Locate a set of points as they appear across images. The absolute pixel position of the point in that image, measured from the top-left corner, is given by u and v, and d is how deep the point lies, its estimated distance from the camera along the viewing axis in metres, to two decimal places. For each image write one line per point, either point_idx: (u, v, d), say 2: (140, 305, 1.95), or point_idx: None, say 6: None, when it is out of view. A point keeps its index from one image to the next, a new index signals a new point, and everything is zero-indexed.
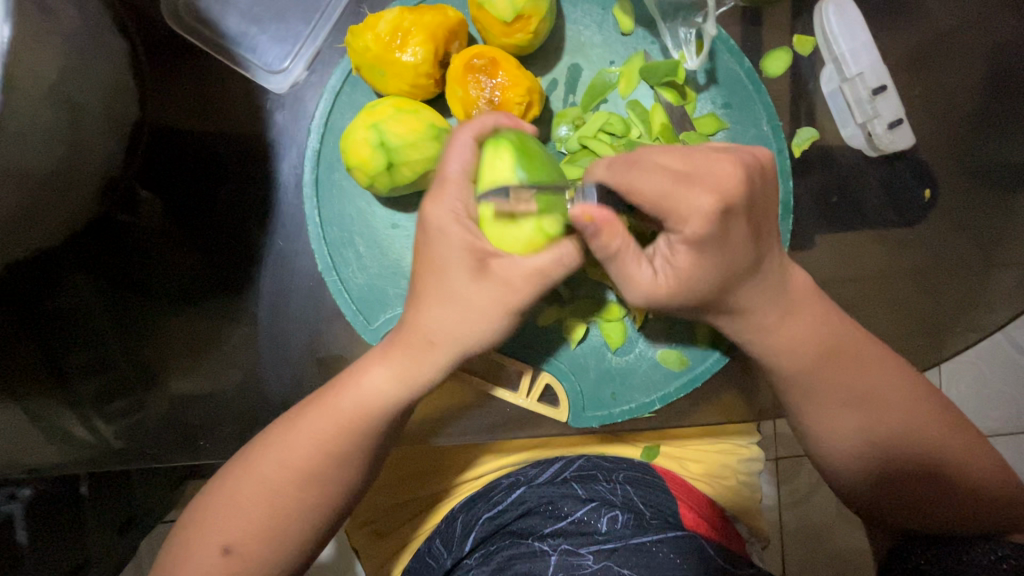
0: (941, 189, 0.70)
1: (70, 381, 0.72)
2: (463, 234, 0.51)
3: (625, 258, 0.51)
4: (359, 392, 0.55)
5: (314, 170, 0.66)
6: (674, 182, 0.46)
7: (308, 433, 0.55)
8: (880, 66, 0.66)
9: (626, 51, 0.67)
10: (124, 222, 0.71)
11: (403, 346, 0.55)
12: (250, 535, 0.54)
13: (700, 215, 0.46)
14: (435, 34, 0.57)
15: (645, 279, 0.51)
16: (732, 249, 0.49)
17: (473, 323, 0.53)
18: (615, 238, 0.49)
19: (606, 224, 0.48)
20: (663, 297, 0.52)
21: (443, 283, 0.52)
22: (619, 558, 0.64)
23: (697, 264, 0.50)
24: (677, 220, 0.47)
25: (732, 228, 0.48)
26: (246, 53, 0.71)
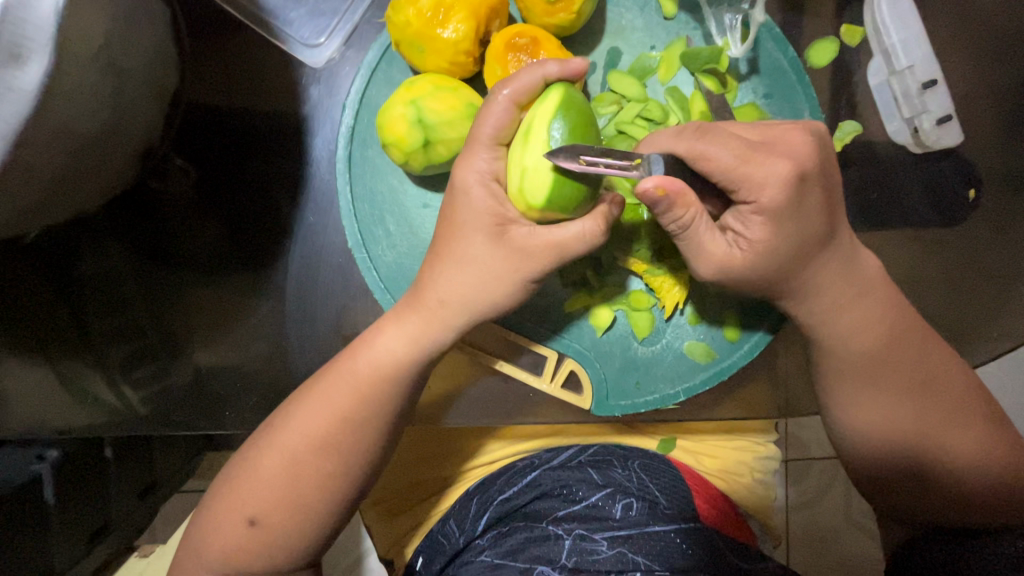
0: (986, 189, 0.68)
1: (100, 346, 0.73)
2: (488, 201, 0.51)
3: (696, 229, 0.48)
4: (373, 352, 0.56)
5: (347, 146, 0.66)
6: (747, 155, 0.46)
7: (320, 396, 0.56)
8: (932, 59, 0.64)
9: (668, 36, 0.65)
10: (155, 189, 0.72)
11: (418, 307, 0.56)
12: (272, 506, 0.55)
13: (775, 180, 0.46)
14: (477, 11, 0.56)
15: (718, 250, 0.50)
16: (806, 217, 0.49)
17: (486, 282, 0.53)
18: (686, 210, 0.46)
19: (679, 196, 0.45)
20: (736, 267, 0.50)
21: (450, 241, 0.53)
22: (633, 546, 0.67)
23: (771, 251, 0.49)
24: (751, 188, 0.46)
25: (807, 193, 0.47)
26: (283, 26, 0.70)
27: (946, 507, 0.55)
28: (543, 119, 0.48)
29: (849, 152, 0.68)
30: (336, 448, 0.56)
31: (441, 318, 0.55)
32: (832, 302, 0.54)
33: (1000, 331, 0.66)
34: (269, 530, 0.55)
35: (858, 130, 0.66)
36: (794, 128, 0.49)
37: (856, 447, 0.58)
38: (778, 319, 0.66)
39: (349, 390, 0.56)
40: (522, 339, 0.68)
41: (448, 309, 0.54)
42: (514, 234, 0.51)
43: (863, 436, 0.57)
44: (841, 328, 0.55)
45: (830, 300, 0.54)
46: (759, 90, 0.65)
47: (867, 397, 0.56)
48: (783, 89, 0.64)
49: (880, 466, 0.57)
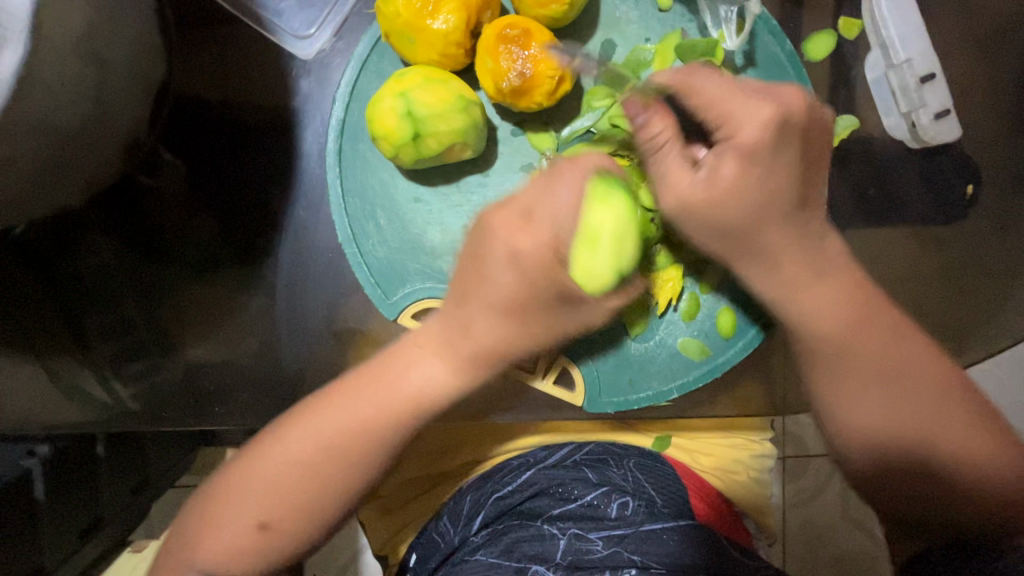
0: (984, 185, 0.67)
1: (90, 342, 0.73)
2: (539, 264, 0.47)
3: (668, 155, 0.49)
4: (414, 386, 0.54)
5: (338, 140, 0.65)
6: (731, 92, 0.47)
7: (339, 412, 0.55)
8: (930, 52, 0.63)
9: (663, 28, 0.64)
10: (146, 184, 0.71)
11: (468, 353, 0.52)
12: (281, 511, 0.55)
13: (756, 120, 0.46)
14: (468, 2, 0.55)
15: (685, 181, 0.49)
16: (779, 170, 0.48)
17: (541, 336, 0.52)
18: (662, 125, 0.48)
19: (656, 110, 0.48)
20: (696, 204, 0.49)
21: (517, 308, 0.49)
22: (629, 545, 0.66)
23: (740, 195, 0.48)
24: (732, 125, 0.47)
25: (784, 150, 0.47)
26: (272, 17, 0.69)
27: (940, 510, 0.53)
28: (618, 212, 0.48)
29: (846, 148, 0.67)
30: (336, 453, 0.55)
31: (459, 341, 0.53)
32: (825, 299, 0.53)
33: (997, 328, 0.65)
34: (268, 530, 0.55)
35: (853, 126, 0.64)
36: (779, 87, 0.50)
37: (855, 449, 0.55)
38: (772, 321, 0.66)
39: (379, 413, 0.54)
40: None
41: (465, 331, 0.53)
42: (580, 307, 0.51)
43: (859, 433, 0.54)
44: (837, 326, 0.54)
45: (823, 299, 0.53)
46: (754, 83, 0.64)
47: (860, 401, 0.55)
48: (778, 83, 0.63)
49: (871, 465, 0.55)
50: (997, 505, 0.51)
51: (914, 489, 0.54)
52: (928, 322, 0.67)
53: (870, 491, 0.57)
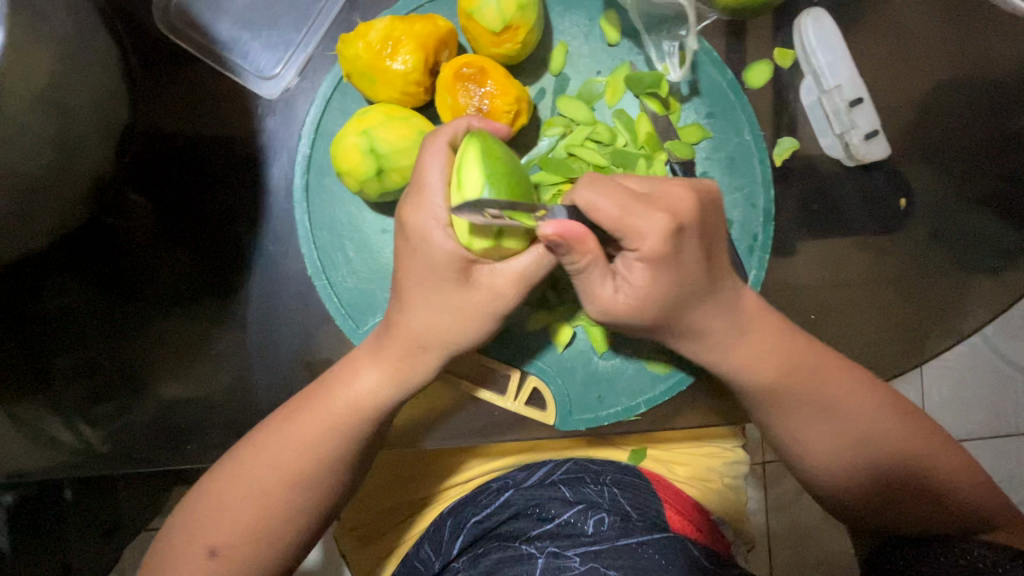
0: (918, 197, 0.71)
1: (56, 384, 0.71)
2: (444, 244, 0.52)
3: (590, 272, 0.50)
4: (352, 397, 0.57)
5: (304, 175, 0.67)
6: (629, 204, 0.47)
7: (290, 438, 0.56)
8: (857, 79, 0.69)
9: (613, 60, 0.68)
10: (112, 225, 0.71)
11: (393, 347, 0.56)
12: (238, 538, 0.55)
13: (656, 231, 0.47)
14: (425, 44, 0.58)
15: (603, 296, 0.52)
16: (686, 266, 0.50)
17: (460, 326, 0.55)
18: (584, 255, 0.48)
19: (580, 240, 0.47)
20: (619, 312, 0.52)
21: (427, 287, 0.54)
22: (604, 560, 0.66)
23: (653, 300, 0.51)
24: (635, 237, 0.47)
25: (684, 247, 0.49)
26: (237, 59, 0.71)
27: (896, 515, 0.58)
28: (473, 165, 0.50)
29: (789, 167, 0.71)
30: (310, 483, 0.56)
31: (412, 355, 0.56)
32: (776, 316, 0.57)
33: (939, 330, 0.69)
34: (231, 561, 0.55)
35: (794, 146, 0.70)
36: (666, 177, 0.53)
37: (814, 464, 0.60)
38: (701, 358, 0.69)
39: (330, 425, 0.56)
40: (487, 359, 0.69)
41: (415, 343, 0.56)
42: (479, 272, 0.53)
43: (807, 449, 0.60)
44: (786, 336, 0.57)
45: (722, 334, 0.57)
46: (702, 110, 0.68)
47: (818, 412, 0.59)
48: (723, 109, 0.68)
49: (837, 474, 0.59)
50: (929, 499, 0.57)
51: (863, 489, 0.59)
52: (880, 327, 0.71)
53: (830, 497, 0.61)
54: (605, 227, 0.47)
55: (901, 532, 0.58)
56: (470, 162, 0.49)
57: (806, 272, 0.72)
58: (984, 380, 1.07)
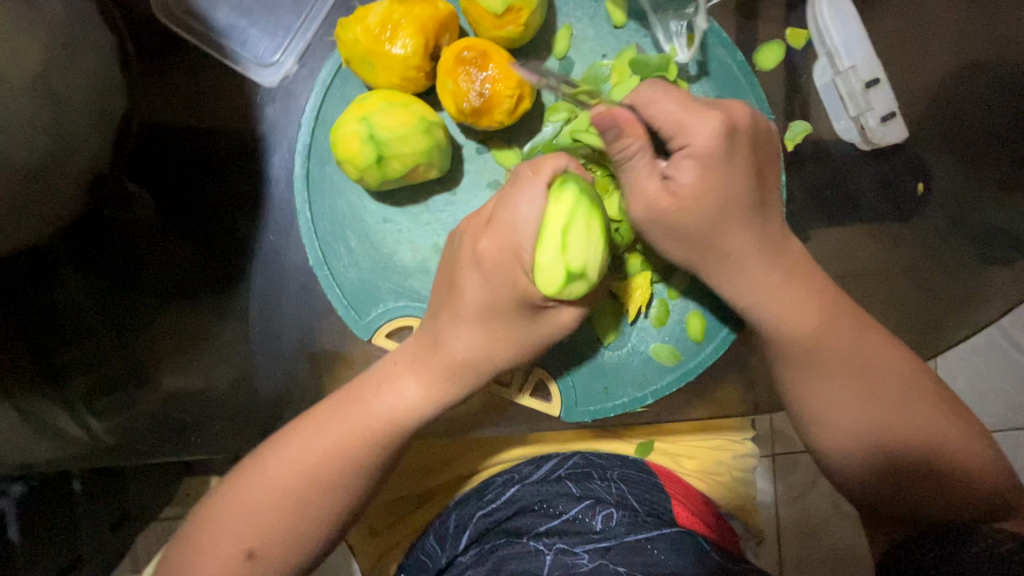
0: (936, 182, 0.69)
1: (61, 379, 0.70)
2: (524, 283, 0.52)
3: (636, 164, 0.52)
4: (392, 407, 0.57)
5: (305, 164, 0.66)
6: (689, 107, 0.51)
7: (312, 442, 0.56)
8: (873, 58, 0.66)
9: (619, 43, 0.66)
10: (111, 216, 0.70)
11: (436, 364, 0.56)
12: (263, 541, 0.54)
13: (708, 127, 0.50)
14: (425, 27, 0.56)
15: (648, 189, 0.53)
16: (737, 171, 0.52)
17: (508, 346, 0.56)
18: (631, 138, 0.51)
19: (628, 124, 0.50)
20: (664, 213, 0.53)
21: (485, 315, 0.54)
22: (614, 557, 0.64)
23: (699, 200, 0.52)
24: (686, 131, 0.51)
25: (737, 151, 0.51)
26: (236, 46, 0.70)
27: (917, 498, 0.56)
28: (580, 226, 0.48)
29: (802, 152, 0.69)
30: (320, 482, 0.55)
31: (456, 372, 0.57)
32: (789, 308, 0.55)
33: (955, 319, 0.67)
34: (264, 562, 0.54)
35: (807, 130, 0.68)
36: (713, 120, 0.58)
37: (835, 448, 0.57)
38: (738, 320, 0.67)
39: (356, 429, 0.56)
40: None
41: (462, 364, 0.56)
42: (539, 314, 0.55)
43: (827, 432, 0.58)
44: (802, 324, 0.55)
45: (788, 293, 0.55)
46: (711, 93, 0.66)
47: (838, 401, 0.57)
48: (734, 92, 0.66)
49: (859, 462, 0.57)
50: (949, 486, 0.55)
51: (888, 476, 0.57)
52: (895, 315, 0.69)
53: (848, 484, 0.59)
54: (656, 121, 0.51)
55: (920, 518, 0.55)
56: (581, 224, 0.48)
57: (820, 260, 0.70)
58: (1004, 369, 1.05)
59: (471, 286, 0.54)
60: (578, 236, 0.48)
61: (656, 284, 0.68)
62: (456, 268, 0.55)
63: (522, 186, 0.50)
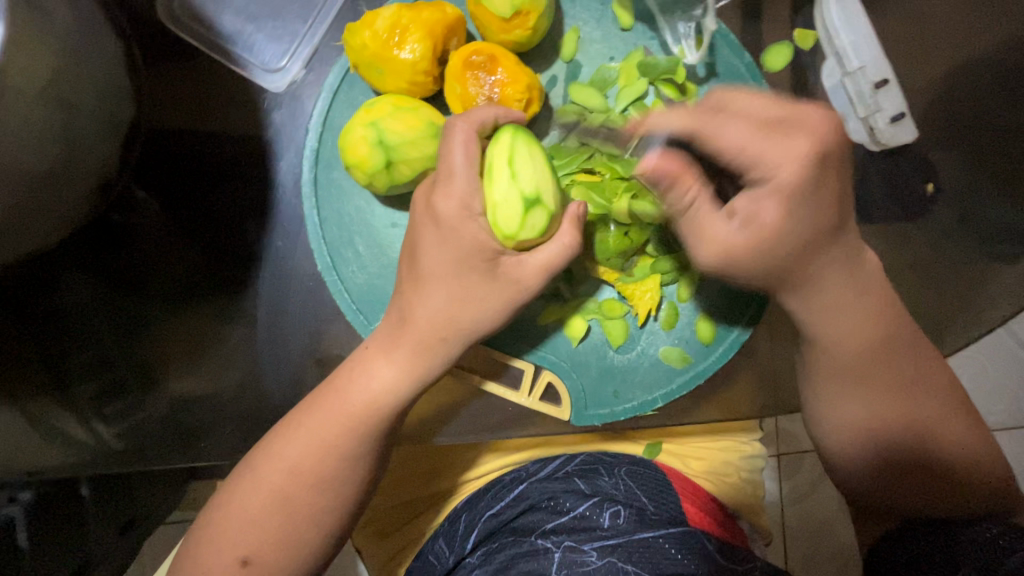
0: (944, 182, 0.69)
1: (69, 383, 0.71)
2: (474, 230, 0.52)
3: (699, 209, 0.51)
4: (366, 387, 0.56)
5: (312, 169, 0.66)
6: (758, 135, 0.48)
7: (306, 437, 0.56)
8: (882, 59, 0.66)
9: (626, 45, 0.66)
10: (118, 222, 0.71)
11: (409, 341, 0.55)
12: (266, 546, 0.54)
13: (790, 160, 0.47)
14: (433, 32, 0.56)
15: (719, 236, 0.51)
16: (822, 204, 0.49)
17: (477, 310, 0.55)
18: (687, 186, 0.50)
19: (678, 172, 0.49)
20: (740, 254, 0.51)
21: (448, 274, 0.54)
22: (622, 554, 0.65)
23: (779, 239, 0.50)
24: (763, 164, 0.48)
25: (827, 179, 0.48)
26: (243, 52, 0.70)
27: (919, 497, 0.56)
28: (522, 153, 0.53)
29: None
30: (327, 485, 0.56)
31: (429, 347, 0.55)
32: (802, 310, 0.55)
33: (965, 319, 0.67)
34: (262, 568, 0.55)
35: None
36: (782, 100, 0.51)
37: (837, 448, 0.59)
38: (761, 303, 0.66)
39: (341, 419, 0.55)
40: (495, 351, 0.68)
41: (434, 333, 0.55)
42: (506, 263, 0.54)
43: (837, 434, 0.58)
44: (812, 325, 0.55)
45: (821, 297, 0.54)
46: None
47: (848, 403, 0.57)
48: None
49: (860, 462, 0.58)
50: (951, 486, 0.55)
51: (891, 475, 0.57)
52: (905, 316, 0.68)
53: (852, 485, 0.59)
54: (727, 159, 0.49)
55: (917, 517, 0.56)
56: (521, 152, 0.52)
57: None
58: (1011, 368, 1.04)
59: (429, 244, 0.54)
60: (521, 168, 0.52)
61: (667, 286, 0.67)
62: (415, 240, 0.55)
63: (449, 134, 0.52)
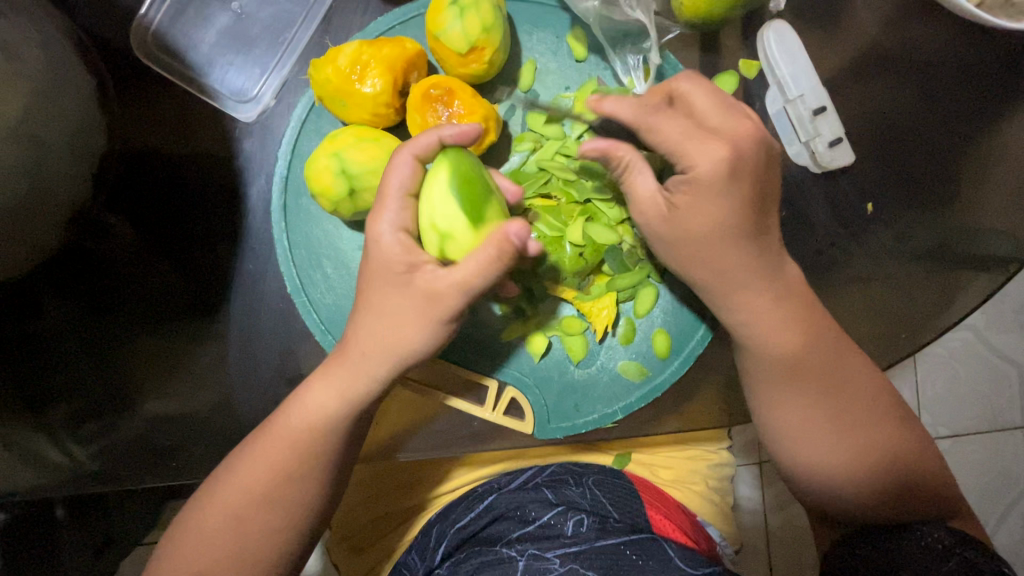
0: (884, 202, 0.73)
1: (44, 405, 0.73)
2: (398, 249, 0.54)
3: (630, 177, 0.57)
4: (306, 411, 0.57)
5: (282, 196, 0.68)
6: (693, 133, 0.53)
7: (261, 459, 0.57)
8: (819, 87, 0.70)
9: (581, 76, 0.70)
10: (91, 249, 0.73)
11: (340, 363, 0.57)
12: (225, 562, 0.56)
13: (709, 159, 0.52)
14: (393, 67, 0.59)
15: (644, 204, 0.57)
16: (732, 204, 0.54)
17: (400, 328, 0.54)
18: (620, 155, 0.56)
19: (610, 148, 0.56)
20: (654, 223, 0.57)
21: (374, 290, 0.55)
22: (584, 561, 0.66)
23: (701, 224, 0.55)
24: (687, 162, 0.53)
25: (737, 184, 0.53)
26: (215, 83, 0.73)
27: (864, 505, 0.59)
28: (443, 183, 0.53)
29: None
30: (289, 503, 0.57)
31: (355, 366, 0.56)
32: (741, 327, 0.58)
33: (908, 331, 0.70)
34: None
35: None
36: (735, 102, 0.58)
37: (797, 455, 0.60)
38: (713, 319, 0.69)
39: (284, 443, 0.57)
40: (459, 369, 0.70)
41: (360, 354, 0.56)
42: (426, 275, 0.54)
43: (785, 436, 0.61)
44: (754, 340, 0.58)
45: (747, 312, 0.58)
46: None
47: (789, 411, 0.60)
48: None
49: (809, 467, 0.60)
50: (898, 494, 0.58)
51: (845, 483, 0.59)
52: (851, 329, 0.72)
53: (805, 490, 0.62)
54: (662, 149, 0.54)
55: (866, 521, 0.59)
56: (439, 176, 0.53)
57: None
58: (971, 376, 1.08)
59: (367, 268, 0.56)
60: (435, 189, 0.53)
61: (624, 303, 0.70)
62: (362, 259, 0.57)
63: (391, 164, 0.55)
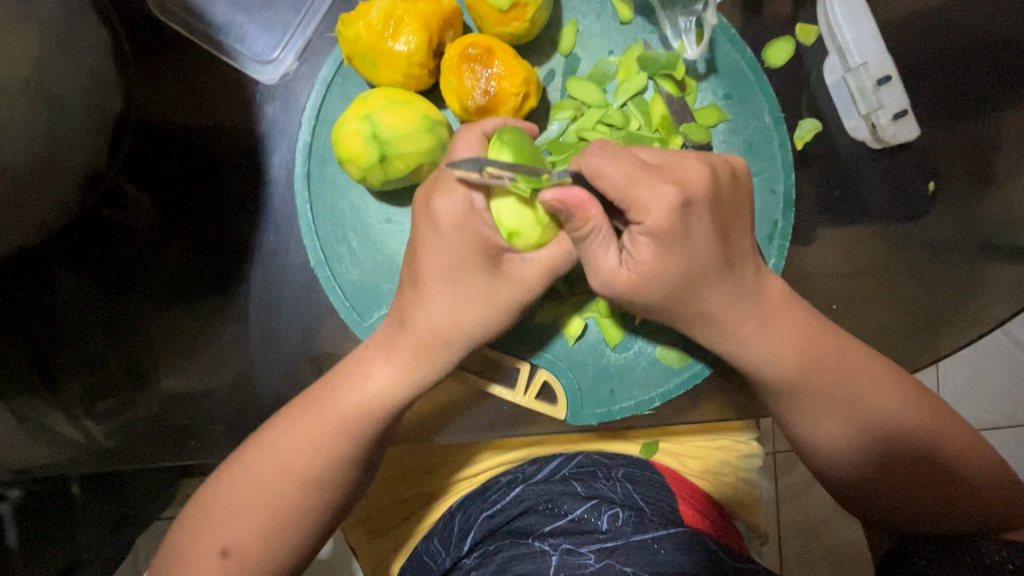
0: (945, 181, 0.68)
1: (59, 379, 0.70)
2: (483, 232, 0.51)
3: (591, 244, 0.49)
4: (366, 396, 0.55)
5: (305, 164, 0.65)
6: (638, 174, 0.46)
7: (303, 441, 0.55)
8: (885, 55, 0.65)
9: (626, 40, 0.65)
10: (106, 218, 0.70)
11: (408, 345, 0.55)
12: (255, 542, 0.54)
13: (661, 203, 0.46)
14: (429, 23, 0.55)
15: (608, 268, 0.50)
16: (697, 245, 0.49)
17: (482, 317, 0.54)
18: (590, 215, 0.47)
19: (579, 206, 0.47)
20: (620, 288, 0.51)
21: (449, 276, 0.52)
22: (620, 556, 0.63)
23: (659, 276, 0.50)
24: (638, 211, 0.46)
25: (694, 222, 0.48)
26: (235, 44, 0.69)
27: (922, 505, 0.55)
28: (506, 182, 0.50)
29: (810, 151, 0.68)
30: (324, 488, 0.55)
31: (432, 352, 0.55)
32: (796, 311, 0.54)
33: (964, 321, 0.66)
34: (246, 562, 0.54)
35: (817, 128, 0.67)
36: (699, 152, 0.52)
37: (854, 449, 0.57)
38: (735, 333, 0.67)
39: (328, 425, 0.55)
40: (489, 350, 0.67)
41: (437, 340, 0.55)
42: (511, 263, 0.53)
43: (839, 426, 0.56)
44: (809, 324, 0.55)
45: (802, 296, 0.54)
46: (719, 91, 0.65)
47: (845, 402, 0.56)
48: (741, 90, 0.65)
49: (858, 463, 0.57)
50: (958, 495, 0.55)
51: (901, 481, 0.56)
52: (902, 316, 0.68)
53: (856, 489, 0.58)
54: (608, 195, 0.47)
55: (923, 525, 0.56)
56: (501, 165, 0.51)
57: (828, 260, 0.68)
58: (1010, 372, 1.04)
59: (436, 247, 0.52)
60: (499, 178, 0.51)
61: None
62: (418, 240, 0.53)
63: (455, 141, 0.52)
